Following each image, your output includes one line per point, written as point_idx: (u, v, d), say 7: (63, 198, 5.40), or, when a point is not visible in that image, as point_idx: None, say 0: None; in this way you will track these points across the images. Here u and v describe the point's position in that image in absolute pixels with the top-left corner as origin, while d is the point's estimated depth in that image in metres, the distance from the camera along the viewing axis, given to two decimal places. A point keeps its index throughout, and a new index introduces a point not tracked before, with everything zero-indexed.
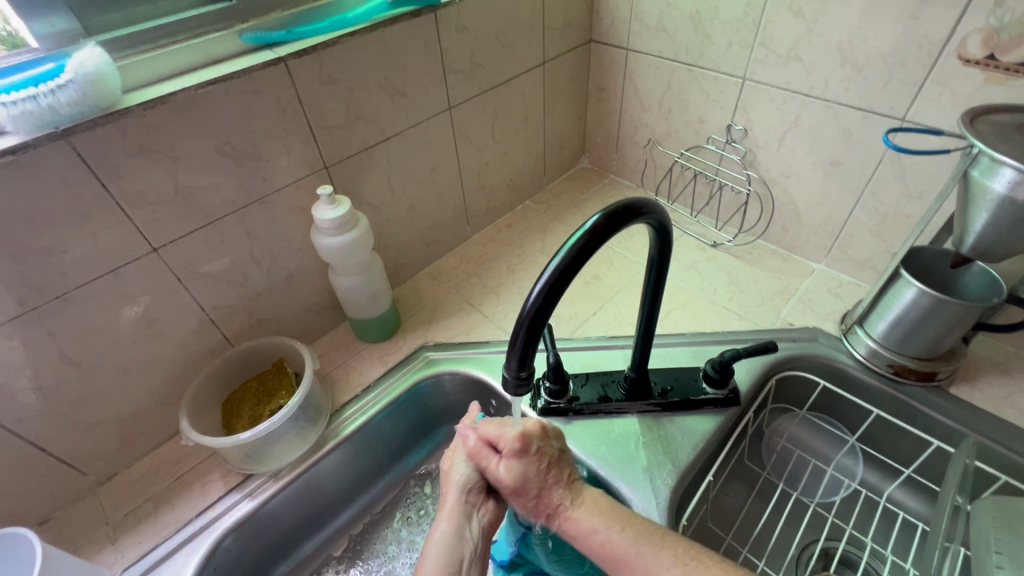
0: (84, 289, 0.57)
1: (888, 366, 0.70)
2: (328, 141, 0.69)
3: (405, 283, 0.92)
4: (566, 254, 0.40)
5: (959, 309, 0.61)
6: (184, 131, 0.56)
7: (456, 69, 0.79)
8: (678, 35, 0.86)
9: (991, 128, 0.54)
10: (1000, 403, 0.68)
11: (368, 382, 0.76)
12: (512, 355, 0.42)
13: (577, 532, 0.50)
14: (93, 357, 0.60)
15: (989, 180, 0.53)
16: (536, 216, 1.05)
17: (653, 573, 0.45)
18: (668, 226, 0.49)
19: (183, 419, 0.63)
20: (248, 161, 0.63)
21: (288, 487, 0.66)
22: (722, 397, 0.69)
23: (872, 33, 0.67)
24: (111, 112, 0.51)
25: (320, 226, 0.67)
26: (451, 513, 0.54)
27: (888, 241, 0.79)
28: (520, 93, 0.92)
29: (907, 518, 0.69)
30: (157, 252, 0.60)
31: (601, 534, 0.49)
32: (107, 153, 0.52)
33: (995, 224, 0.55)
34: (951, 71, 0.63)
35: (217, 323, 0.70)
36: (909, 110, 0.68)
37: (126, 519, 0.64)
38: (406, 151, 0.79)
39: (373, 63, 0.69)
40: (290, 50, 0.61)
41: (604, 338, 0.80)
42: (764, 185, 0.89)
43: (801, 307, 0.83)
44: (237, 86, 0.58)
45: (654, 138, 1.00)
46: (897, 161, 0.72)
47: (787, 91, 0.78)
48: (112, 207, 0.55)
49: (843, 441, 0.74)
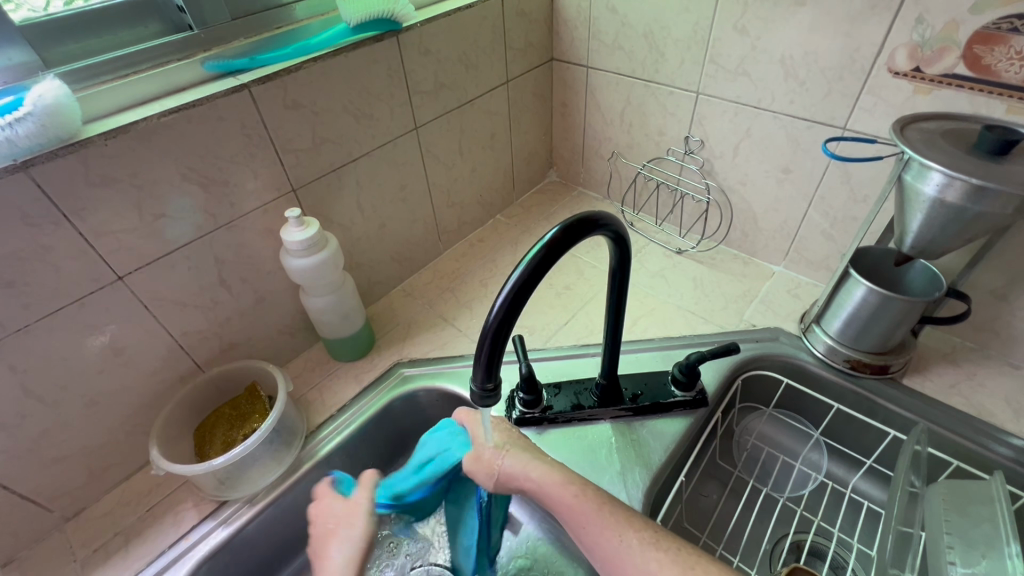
0: (47, 321, 0.56)
1: (845, 362, 0.73)
2: (295, 164, 0.70)
3: (378, 301, 0.93)
4: (527, 266, 0.42)
5: (904, 305, 0.65)
6: (147, 159, 0.57)
7: (420, 90, 0.81)
8: (634, 53, 0.89)
9: (920, 135, 0.58)
10: (949, 391, 0.72)
11: (344, 401, 0.76)
12: (477, 367, 0.43)
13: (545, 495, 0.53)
14: (57, 389, 0.59)
15: (920, 184, 0.57)
16: (507, 230, 1.07)
17: (621, 552, 0.47)
18: (625, 236, 0.51)
19: (153, 448, 0.62)
20: (214, 187, 0.63)
21: (263, 512, 0.65)
22: (690, 399, 0.71)
23: (811, 49, 0.71)
24: (71, 143, 0.51)
25: (289, 248, 0.68)
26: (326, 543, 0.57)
27: (839, 242, 0.83)
28: (484, 111, 0.94)
29: (871, 507, 0.73)
30: (123, 280, 0.60)
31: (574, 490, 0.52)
32: (70, 184, 0.52)
33: (929, 224, 0.59)
34: (883, 83, 0.67)
35: (187, 350, 0.70)
36: (849, 119, 0.72)
37: (96, 554, 0.63)
38: (374, 171, 0.81)
39: (338, 87, 0.70)
40: (253, 76, 0.62)
41: (577, 347, 0.82)
42: (722, 193, 0.93)
43: (763, 309, 0.86)
44: (201, 113, 0.59)
45: (617, 151, 1.04)
46: (842, 168, 0.76)
47: (737, 103, 0.82)
48: (75, 238, 0.55)
49: (808, 436, 0.77)
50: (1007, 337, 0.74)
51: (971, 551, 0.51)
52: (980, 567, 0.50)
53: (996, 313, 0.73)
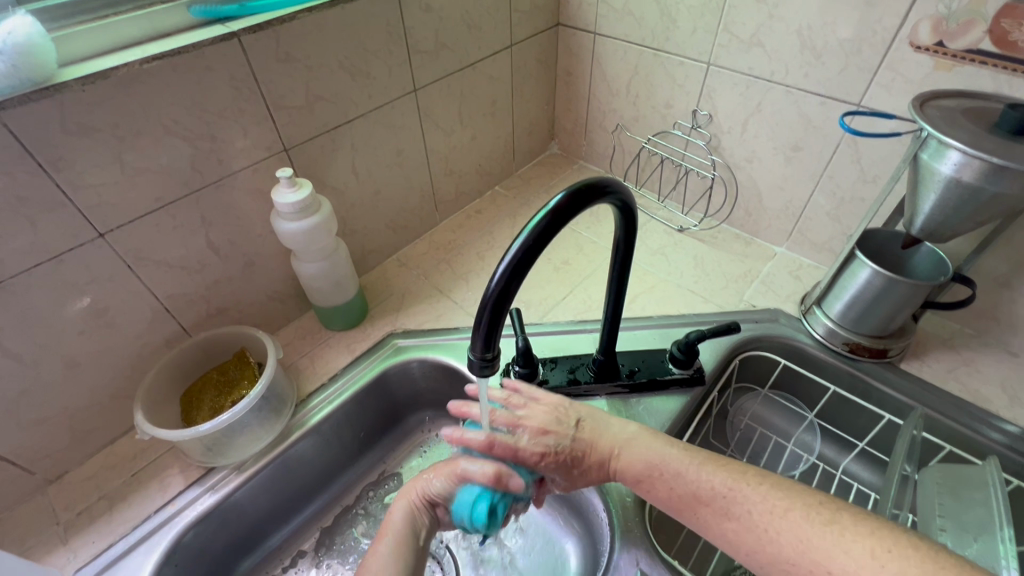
0: (23, 277, 0.53)
1: (844, 344, 0.72)
2: (286, 122, 0.66)
3: (372, 270, 0.91)
4: (531, 233, 0.40)
5: (909, 288, 0.64)
6: (129, 108, 0.53)
7: (420, 49, 0.77)
8: (645, 19, 0.86)
9: (940, 112, 0.56)
10: (946, 376, 0.71)
11: (335, 370, 0.74)
12: (477, 337, 0.42)
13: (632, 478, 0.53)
14: (36, 349, 0.57)
15: (937, 163, 0.55)
16: (506, 202, 1.04)
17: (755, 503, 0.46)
18: (632, 207, 0.49)
19: (137, 412, 0.61)
20: (200, 142, 0.60)
21: (251, 479, 0.64)
22: (687, 377, 0.70)
23: (831, 19, 0.68)
24: (45, 87, 0.48)
25: (280, 210, 0.65)
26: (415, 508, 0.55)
27: (844, 224, 0.82)
28: (487, 76, 0.91)
29: (860, 489, 0.73)
30: (104, 238, 0.57)
31: (659, 472, 0.51)
32: (44, 131, 0.49)
33: (942, 206, 0.57)
34: (903, 58, 0.65)
35: (173, 313, 0.67)
36: (864, 95, 0.70)
37: (79, 517, 0.62)
38: (371, 134, 0.77)
39: (333, 41, 0.66)
40: (243, 24, 0.59)
41: (574, 322, 0.81)
42: (728, 169, 0.91)
43: (763, 289, 0.85)
44: (186, 62, 0.55)
45: (622, 124, 1.01)
46: (854, 146, 0.74)
47: (750, 76, 0.79)
48: (52, 190, 0.52)
49: (801, 418, 0.77)
50: (1007, 324, 0.74)
51: (964, 534, 0.51)
52: (971, 550, 0.50)
53: (998, 300, 0.73)
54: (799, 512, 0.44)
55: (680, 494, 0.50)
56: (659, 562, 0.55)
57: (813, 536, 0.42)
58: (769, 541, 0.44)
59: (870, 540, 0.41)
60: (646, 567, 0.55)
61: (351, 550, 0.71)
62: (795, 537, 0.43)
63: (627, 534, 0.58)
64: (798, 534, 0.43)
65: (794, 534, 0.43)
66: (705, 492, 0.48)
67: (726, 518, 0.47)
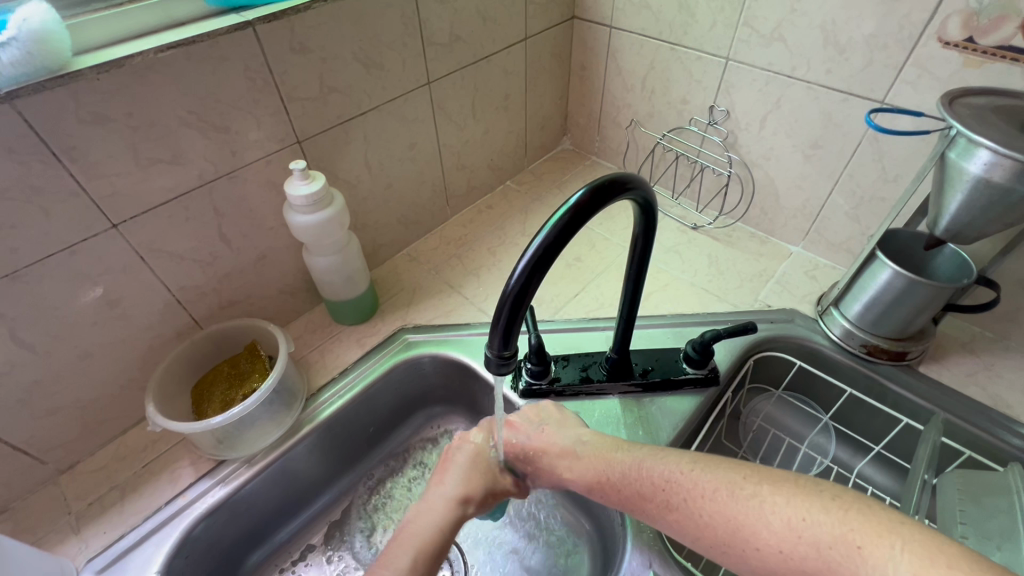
0: (37, 267, 0.53)
1: (861, 346, 0.71)
2: (300, 113, 0.66)
3: (383, 264, 0.90)
4: (552, 229, 0.39)
5: (931, 290, 0.62)
6: (143, 98, 0.53)
7: (435, 41, 0.76)
8: (662, 13, 0.84)
9: (969, 110, 0.55)
10: (966, 381, 0.70)
11: (346, 364, 0.74)
12: (494, 334, 0.41)
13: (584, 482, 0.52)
14: (49, 340, 0.57)
15: (966, 162, 0.54)
16: (518, 198, 1.03)
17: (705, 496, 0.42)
18: (653, 204, 0.48)
19: (149, 404, 0.60)
20: (214, 133, 0.59)
21: (262, 472, 0.64)
22: (701, 377, 0.69)
23: (856, 14, 0.66)
24: (60, 75, 0.48)
25: (292, 203, 0.64)
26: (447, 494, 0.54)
27: (863, 224, 0.80)
28: (501, 69, 0.90)
29: (875, 492, 0.72)
30: (117, 228, 0.57)
31: (603, 469, 0.50)
32: (59, 120, 0.49)
33: (969, 206, 0.56)
34: (930, 54, 0.63)
35: (185, 305, 0.67)
36: (889, 92, 0.68)
37: (91, 508, 0.62)
38: (384, 127, 0.77)
39: (348, 32, 0.65)
40: (258, 14, 0.58)
41: (586, 320, 0.80)
42: (745, 167, 0.89)
43: (779, 289, 0.84)
44: (201, 51, 0.54)
45: (636, 119, 0.99)
46: (876, 144, 0.73)
47: (770, 72, 0.78)
48: (66, 179, 0.51)
49: (816, 419, 0.76)
50: None
51: (986, 542, 0.50)
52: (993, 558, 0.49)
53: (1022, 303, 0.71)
54: (724, 489, 0.42)
55: (622, 488, 0.48)
56: (672, 563, 0.55)
57: (742, 512, 0.40)
58: (707, 526, 0.41)
59: (791, 505, 0.39)
60: (659, 568, 0.55)
61: (360, 545, 0.71)
62: (725, 512, 0.41)
63: (640, 534, 0.57)
64: (727, 513, 0.40)
65: (724, 511, 0.41)
66: (644, 488, 0.47)
67: (667, 511, 0.44)
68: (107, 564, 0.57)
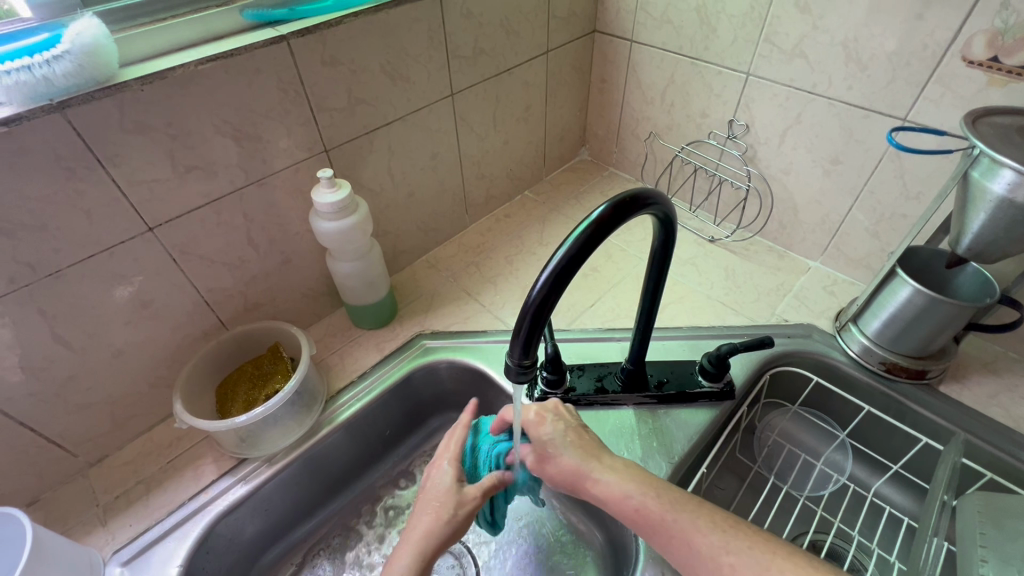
0: (77, 267, 0.56)
1: (880, 364, 0.71)
2: (328, 123, 0.68)
3: (402, 270, 0.92)
4: (574, 242, 0.40)
5: (952, 308, 0.62)
6: (182, 108, 0.55)
7: (459, 54, 0.78)
8: (684, 28, 0.85)
9: (993, 129, 0.55)
10: (988, 402, 0.69)
11: (364, 368, 0.75)
12: (515, 343, 0.42)
13: (614, 498, 0.52)
14: (85, 337, 0.59)
15: (989, 181, 0.53)
16: (535, 207, 1.05)
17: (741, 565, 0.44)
18: (673, 218, 0.49)
19: (177, 401, 0.62)
20: (247, 142, 0.62)
21: (281, 472, 0.65)
22: (716, 390, 0.69)
23: (878, 31, 0.67)
24: (107, 86, 0.50)
25: (319, 210, 0.66)
26: (453, 510, 0.54)
27: (884, 240, 0.80)
28: (522, 81, 0.91)
29: (892, 512, 0.71)
30: (153, 231, 0.59)
31: (635, 502, 0.50)
32: (105, 129, 0.51)
33: (992, 225, 0.55)
34: (954, 72, 0.63)
35: (212, 306, 0.69)
36: (911, 110, 0.68)
37: (117, 501, 0.64)
38: (407, 136, 0.78)
39: (376, 45, 0.67)
40: (292, 28, 0.60)
41: (602, 330, 0.80)
42: (764, 181, 0.89)
43: (796, 304, 0.83)
44: (238, 64, 0.57)
45: (655, 132, 1.00)
46: (897, 160, 0.73)
47: (790, 87, 0.78)
48: (108, 184, 0.54)
49: (833, 436, 0.75)
50: None
51: (1007, 567, 0.49)
52: None
53: None
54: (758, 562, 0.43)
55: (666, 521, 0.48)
56: None
57: None
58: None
59: None
60: None
61: (372, 547, 0.72)
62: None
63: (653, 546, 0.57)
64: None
65: None
66: (692, 530, 0.47)
67: (722, 553, 0.45)
68: (132, 557, 0.58)
